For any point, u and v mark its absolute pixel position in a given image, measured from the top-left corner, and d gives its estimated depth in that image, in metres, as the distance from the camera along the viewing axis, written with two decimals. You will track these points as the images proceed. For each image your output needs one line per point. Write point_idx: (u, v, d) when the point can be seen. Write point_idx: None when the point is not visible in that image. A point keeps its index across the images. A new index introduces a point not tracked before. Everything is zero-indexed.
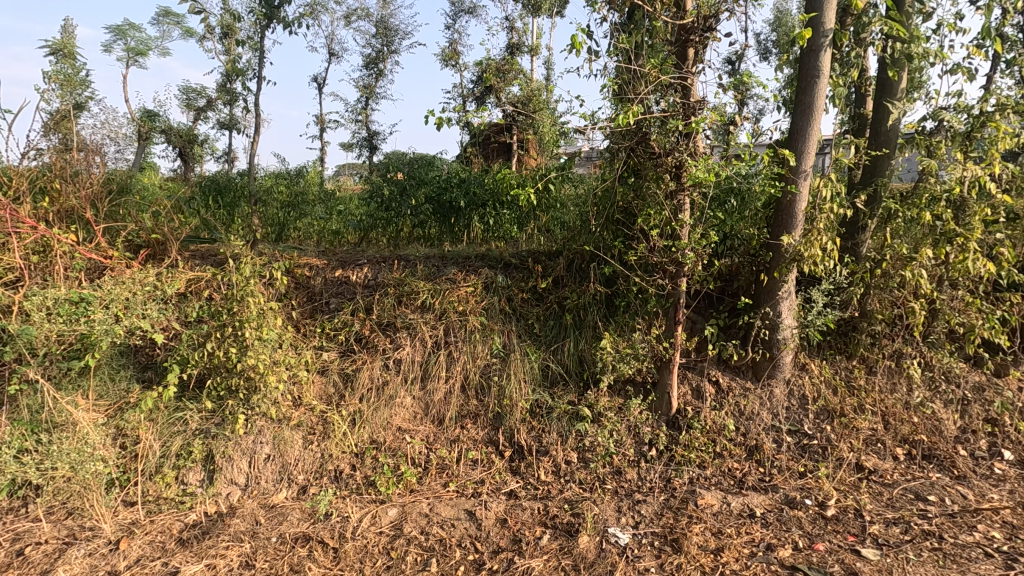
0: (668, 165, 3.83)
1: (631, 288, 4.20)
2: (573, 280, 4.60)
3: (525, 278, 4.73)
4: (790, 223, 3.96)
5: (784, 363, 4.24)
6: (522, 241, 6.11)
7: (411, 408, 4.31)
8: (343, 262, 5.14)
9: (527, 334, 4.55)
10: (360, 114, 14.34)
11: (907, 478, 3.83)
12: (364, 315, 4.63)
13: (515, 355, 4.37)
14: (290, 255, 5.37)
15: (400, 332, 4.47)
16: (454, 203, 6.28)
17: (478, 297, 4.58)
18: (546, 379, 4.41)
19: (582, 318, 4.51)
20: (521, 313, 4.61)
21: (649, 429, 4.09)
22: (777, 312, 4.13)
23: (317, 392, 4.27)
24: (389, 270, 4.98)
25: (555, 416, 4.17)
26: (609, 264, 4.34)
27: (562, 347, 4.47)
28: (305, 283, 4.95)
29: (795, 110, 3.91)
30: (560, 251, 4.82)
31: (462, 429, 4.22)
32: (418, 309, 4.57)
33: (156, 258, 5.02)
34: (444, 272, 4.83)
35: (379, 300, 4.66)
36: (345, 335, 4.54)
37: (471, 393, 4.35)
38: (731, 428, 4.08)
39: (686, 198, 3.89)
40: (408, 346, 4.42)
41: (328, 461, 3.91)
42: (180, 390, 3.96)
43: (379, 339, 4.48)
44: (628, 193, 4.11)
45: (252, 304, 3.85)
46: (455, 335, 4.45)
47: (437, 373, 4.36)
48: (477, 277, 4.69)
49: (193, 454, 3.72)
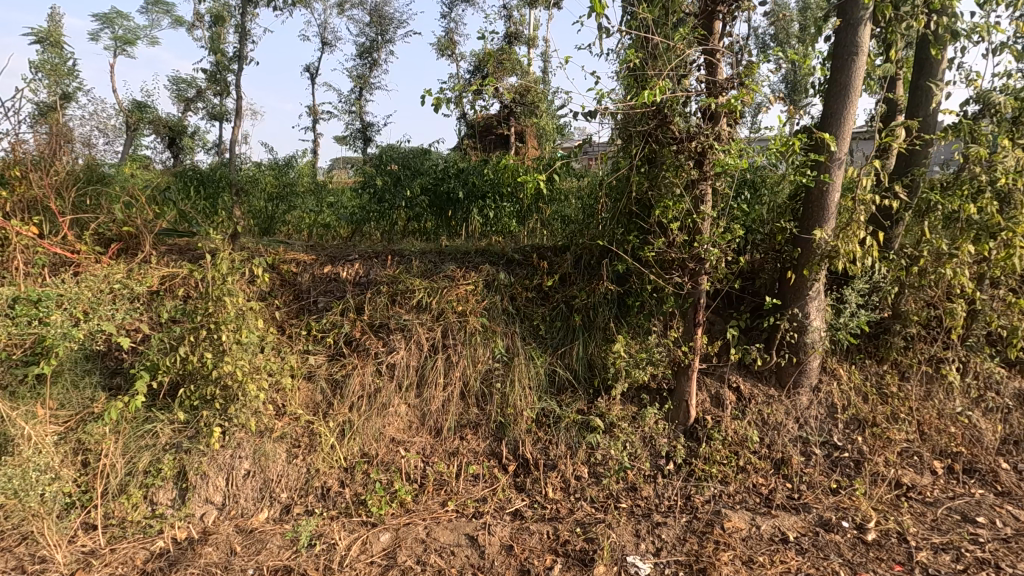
0: (690, 151, 3.49)
1: (646, 286, 3.86)
2: (581, 278, 4.24)
3: (529, 275, 4.36)
4: (821, 216, 3.63)
5: (811, 369, 3.91)
6: (523, 235, 5.77)
7: (406, 417, 3.95)
8: (333, 257, 4.78)
9: (532, 336, 4.19)
10: (354, 105, 13.93)
11: (950, 495, 3.50)
12: (355, 315, 4.26)
13: (520, 360, 4.01)
14: (276, 249, 5.00)
15: (394, 334, 4.10)
16: (452, 194, 5.93)
17: (479, 296, 4.22)
18: (553, 385, 4.06)
19: (591, 318, 4.15)
20: (526, 312, 4.25)
21: (666, 441, 3.77)
22: (805, 313, 3.80)
23: (303, 400, 3.91)
24: (383, 266, 4.64)
25: (563, 426, 3.82)
26: (621, 260, 3.99)
27: (570, 350, 4.11)
28: (292, 280, 4.62)
29: (829, 91, 3.55)
30: (567, 246, 4.47)
31: (462, 440, 3.87)
32: (414, 309, 4.20)
33: (129, 252, 4.60)
34: (441, 268, 4.47)
35: (371, 299, 4.28)
36: (333, 337, 4.16)
37: (471, 400, 3.99)
38: (755, 440, 3.76)
39: (708, 187, 3.55)
40: (402, 350, 4.05)
41: (315, 477, 3.56)
42: (150, 399, 3.60)
43: (370, 342, 4.10)
44: (644, 182, 3.76)
45: (230, 304, 3.47)
46: (454, 337, 4.08)
47: (434, 380, 4.00)
48: (478, 274, 4.33)
49: (163, 471, 3.35)
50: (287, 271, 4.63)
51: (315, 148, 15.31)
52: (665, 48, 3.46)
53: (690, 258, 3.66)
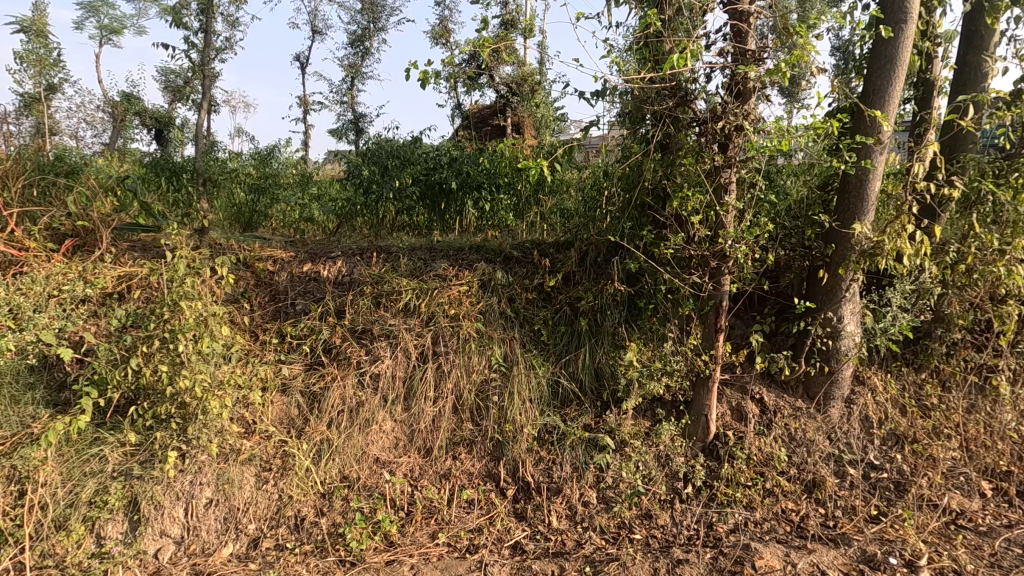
0: (714, 134, 3.06)
1: (660, 287, 3.44)
2: (587, 277, 3.82)
3: (529, 274, 3.95)
4: (860, 208, 3.21)
5: (844, 379, 3.51)
6: (522, 230, 5.35)
7: (392, 434, 3.54)
8: (314, 254, 4.42)
9: (532, 342, 3.77)
10: (346, 95, 13.43)
11: (1005, 522, 3.11)
12: (335, 319, 3.83)
13: (520, 369, 3.59)
14: (251, 246, 4.57)
15: (378, 341, 3.67)
16: (444, 184, 5.47)
17: (474, 298, 3.79)
18: (557, 397, 3.64)
19: (599, 322, 3.72)
20: (526, 316, 3.82)
21: (682, 461, 3.38)
22: (839, 317, 3.39)
23: (277, 415, 3.49)
24: (368, 266, 4.22)
25: (568, 444, 3.41)
26: (633, 258, 3.57)
27: (575, 358, 3.69)
28: (268, 279, 4.28)
29: (871, 65, 3.11)
30: (571, 242, 4.04)
31: (455, 460, 3.46)
32: (400, 312, 3.77)
33: (85, 249, 4.14)
34: (432, 267, 4.04)
35: (352, 301, 3.85)
36: (310, 345, 3.73)
37: (465, 415, 3.57)
38: (782, 459, 3.37)
39: (733, 175, 3.13)
40: (388, 359, 3.62)
41: (287, 506, 3.14)
42: (99, 418, 3.16)
43: (352, 350, 3.66)
44: (661, 169, 3.35)
45: (188, 310, 3.05)
46: (446, 344, 3.66)
47: (424, 392, 3.58)
48: (472, 274, 3.91)
49: (110, 502, 2.90)
50: (263, 271, 4.29)
51: (306, 140, 14.76)
52: (686, 14, 3.04)
53: (711, 257, 3.24)
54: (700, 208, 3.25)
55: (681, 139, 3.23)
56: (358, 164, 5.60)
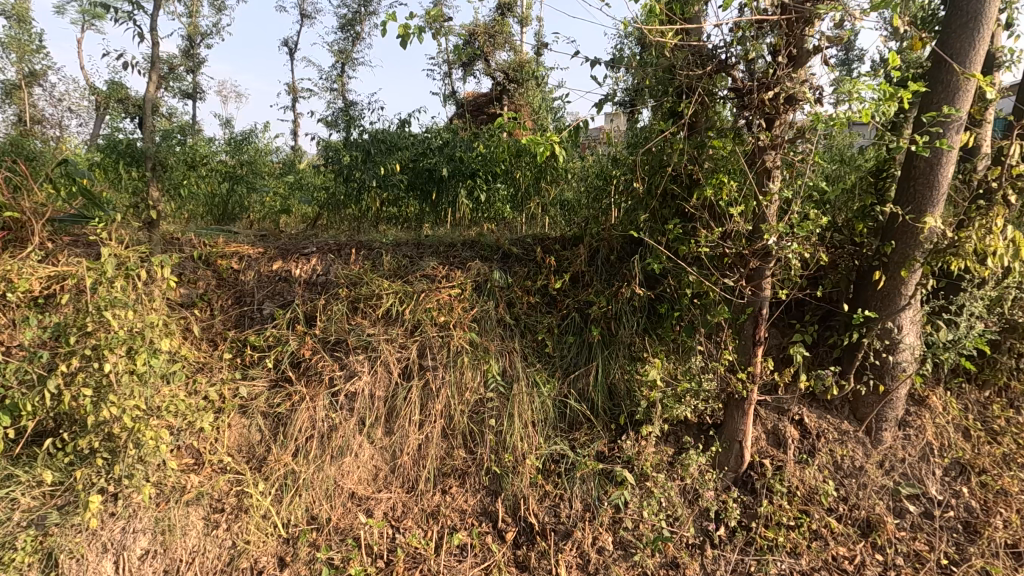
0: (760, 108, 2.53)
1: (687, 292, 2.91)
2: (598, 279, 3.30)
3: (531, 274, 3.42)
4: (930, 198, 2.67)
5: (899, 399, 3.00)
6: (522, 223, 4.82)
7: (371, 464, 3.01)
8: (285, 250, 3.96)
9: (535, 354, 3.24)
10: (337, 82, 12.80)
11: None
12: (305, 327, 3.29)
13: (521, 387, 3.06)
14: (212, 241, 4.02)
15: (354, 354, 3.12)
16: (435, 171, 4.91)
17: (467, 303, 3.26)
18: (564, 419, 3.13)
19: (613, 331, 3.20)
20: (528, 323, 3.29)
21: (712, 497, 2.87)
22: (897, 327, 2.87)
23: (235, 442, 2.97)
24: (345, 264, 3.69)
25: (579, 476, 2.90)
26: (653, 256, 3.05)
27: (585, 374, 3.17)
28: (232, 280, 3.82)
29: (947, 25, 2.57)
30: (579, 238, 3.51)
31: (445, 495, 2.94)
32: (380, 320, 3.23)
33: (16, 244, 3.56)
34: (418, 266, 3.52)
35: (323, 305, 3.31)
36: (275, 358, 3.18)
37: (457, 441, 3.05)
38: (830, 495, 2.87)
39: (779, 158, 2.59)
40: (366, 375, 3.08)
41: (241, 556, 2.60)
42: (12, 451, 2.61)
43: (323, 364, 3.12)
44: (690, 152, 2.83)
45: (115, 321, 2.51)
46: (434, 358, 3.12)
47: (408, 415, 3.05)
48: (464, 274, 3.37)
49: (16, 560, 2.34)
50: (226, 270, 3.81)
51: (293, 128, 14.11)
52: None
53: (750, 256, 2.73)
54: (737, 198, 2.73)
55: (715, 115, 2.70)
56: (338, 148, 5.01)
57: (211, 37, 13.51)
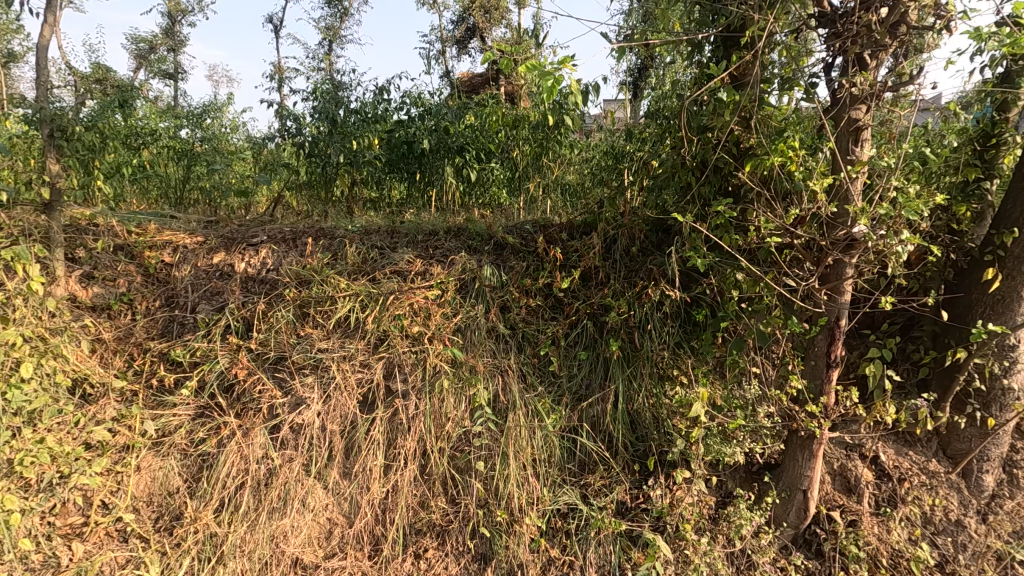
0: (864, 36, 1.81)
1: (738, 295, 2.22)
2: (615, 278, 2.61)
3: (531, 270, 2.70)
4: None
5: (1008, 433, 2.31)
6: (519, 209, 4.12)
7: (321, 520, 2.31)
8: (230, 240, 3.24)
9: (537, 373, 2.54)
10: (323, 60, 12.01)
11: None
12: (241, 338, 2.57)
13: (517, 419, 2.36)
14: (140, 228, 3.29)
15: (300, 375, 2.41)
16: (413, 143, 4.10)
17: (449, 308, 2.54)
18: (573, 459, 2.43)
19: (636, 344, 2.49)
20: (527, 333, 2.58)
21: (769, 564, 2.18)
22: (1015, 343, 2.17)
23: (142, 493, 2.29)
24: (300, 258, 2.97)
25: (594, 539, 2.21)
26: (691, 248, 2.34)
27: (600, 399, 2.47)
28: (163, 275, 3.10)
29: None
30: (592, 225, 2.80)
31: (418, 562, 2.24)
32: (336, 331, 2.52)
33: None
34: (389, 259, 2.81)
35: (265, 310, 2.61)
36: (200, 379, 2.47)
37: (434, 489, 2.35)
38: (921, 562, 2.19)
39: (874, 112, 1.91)
40: (316, 403, 2.36)
41: None
42: None
43: (260, 388, 2.40)
44: (746, 108, 2.15)
45: None
46: (405, 380, 2.41)
47: (370, 455, 2.34)
48: (446, 271, 2.67)
49: None
50: (153, 264, 3.08)
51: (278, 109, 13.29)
52: None
53: (827, 249, 2.02)
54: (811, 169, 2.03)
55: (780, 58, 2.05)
56: (296, 120, 4.06)
57: (193, 13, 12.72)
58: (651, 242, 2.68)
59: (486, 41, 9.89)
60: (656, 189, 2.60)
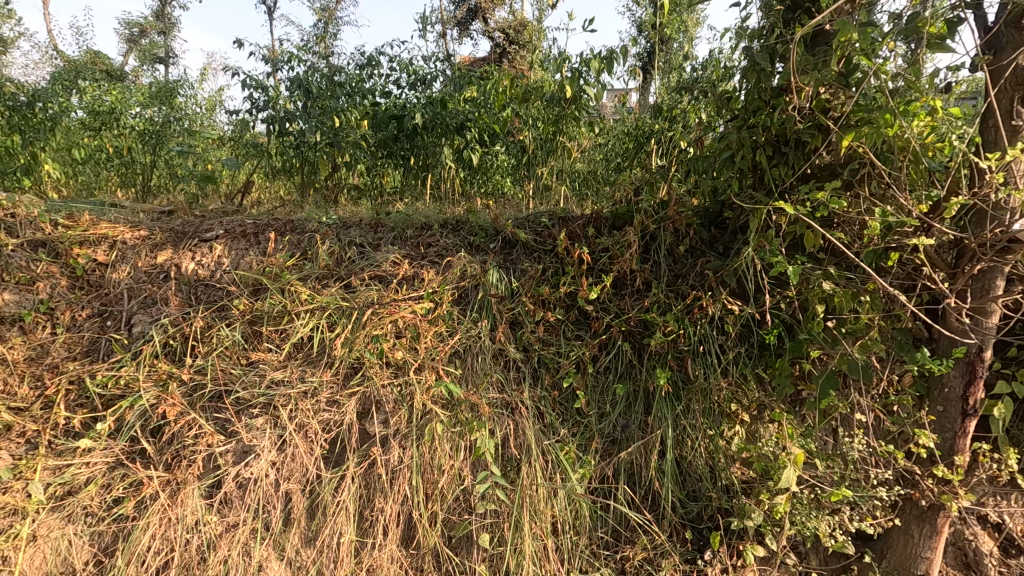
0: None
1: (826, 307, 1.70)
2: (657, 286, 2.04)
3: (549, 275, 2.12)
4: None
5: None
6: (529, 199, 3.53)
7: None
8: (180, 234, 2.65)
9: (558, 411, 1.96)
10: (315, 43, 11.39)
11: None
12: (174, 363, 1.99)
13: (533, 475, 1.80)
14: (71, 218, 2.69)
15: (248, 415, 1.84)
16: (404, 118, 3.41)
17: (444, 326, 1.97)
18: (605, 524, 1.86)
19: (687, 373, 1.92)
20: (545, 358, 2.00)
21: None
22: None
23: (36, 572, 1.73)
24: (260, 258, 2.38)
25: None
26: (767, 249, 1.77)
27: (641, 445, 1.90)
28: (93, 279, 2.51)
29: None
30: (624, 218, 2.22)
31: None
32: (296, 355, 1.95)
33: None
34: (370, 260, 2.23)
35: (203, 326, 2.02)
36: (118, 418, 1.89)
37: (424, 568, 1.78)
38: None
39: None
40: (270, 453, 1.79)
41: None
42: None
43: (194, 433, 1.82)
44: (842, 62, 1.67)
45: None
46: (387, 421, 1.84)
47: (338, 523, 1.77)
48: (442, 276, 2.09)
49: None
50: (81, 264, 2.49)
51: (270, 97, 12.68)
52: None
53: (976, 253, 1.45)
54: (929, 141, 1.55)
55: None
56: (265, 91, 3.40)
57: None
58: (702, 240, 2.11)
59: (489, 22, 9.27)
60: (711, 171, 2.07)
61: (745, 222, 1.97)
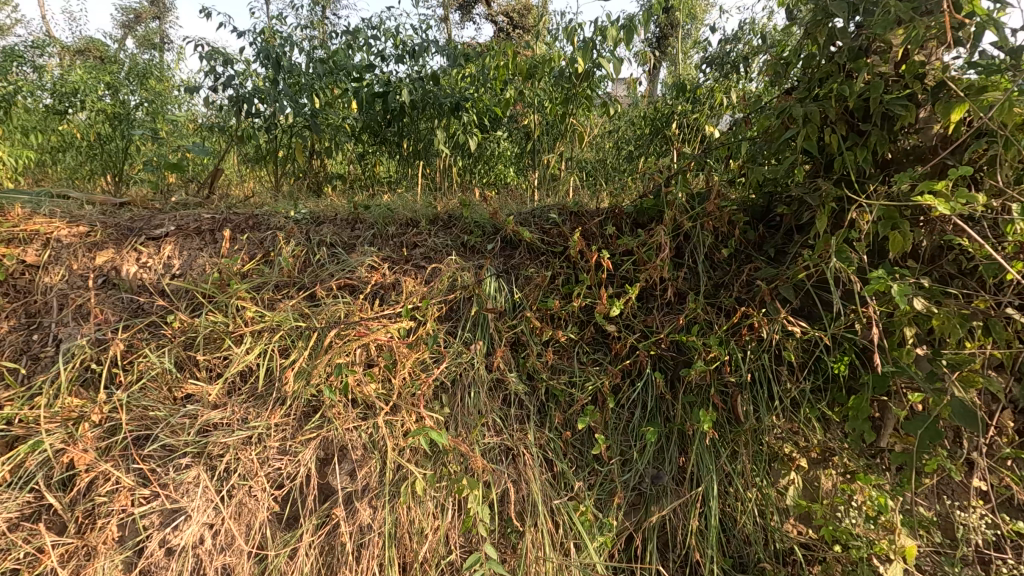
0: None
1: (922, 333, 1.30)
2: (694, 299, 1.63)
3: (559, 285, 1.72)
4: None
5: None
6: (535, 190, 3.11)
7: None
8: (125, 231, 2.23)
9: (569, 456, 1.57)
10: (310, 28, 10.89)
11: None
12: (92, 395, 1.58)
13: (539, 544, 1.41)
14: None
15: (179, 466, 1.44)
16: (389, 98, 2.98)
17: (427, 352, 1.58)
18: None
19: (733, 413, 1.52)
20: (554, 389, 1.60)
21: None
22: None
23: None
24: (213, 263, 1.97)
25: None
26: (845, 256, 1.35)
27: (675, 502, 1.51)
28: (21, 284, 2.05)
29: None
30: (651, 214, 1.80)
31: None
32: (240, 390, 1.57)
33: None
34: (341, 265, 1.83)
35: (128, 350, 1.63)
36: (17, 466, 1.45)
37: None
38: None
39: None
40: (205, 516, 1.40)
41: None
42: None
43: (113, 489, 1.42)
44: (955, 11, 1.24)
45: None
46: (355, 474, 1.45)
47: None
48: (427, 286, 1.69)
49: None
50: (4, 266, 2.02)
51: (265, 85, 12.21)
52: None
53: None
54: None
55: None
56: (229, 63, 2.94)
57: None
58: (748, 241, 1.70)
59: (491, 5, 8.75)
60: (760, 155, 1.65)
61: (807, 220, 1.55)
